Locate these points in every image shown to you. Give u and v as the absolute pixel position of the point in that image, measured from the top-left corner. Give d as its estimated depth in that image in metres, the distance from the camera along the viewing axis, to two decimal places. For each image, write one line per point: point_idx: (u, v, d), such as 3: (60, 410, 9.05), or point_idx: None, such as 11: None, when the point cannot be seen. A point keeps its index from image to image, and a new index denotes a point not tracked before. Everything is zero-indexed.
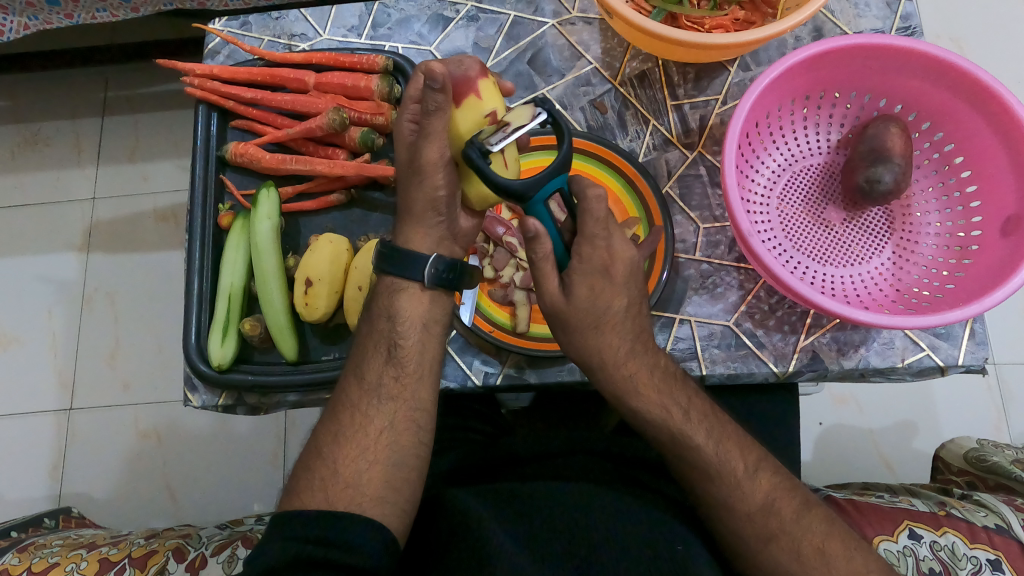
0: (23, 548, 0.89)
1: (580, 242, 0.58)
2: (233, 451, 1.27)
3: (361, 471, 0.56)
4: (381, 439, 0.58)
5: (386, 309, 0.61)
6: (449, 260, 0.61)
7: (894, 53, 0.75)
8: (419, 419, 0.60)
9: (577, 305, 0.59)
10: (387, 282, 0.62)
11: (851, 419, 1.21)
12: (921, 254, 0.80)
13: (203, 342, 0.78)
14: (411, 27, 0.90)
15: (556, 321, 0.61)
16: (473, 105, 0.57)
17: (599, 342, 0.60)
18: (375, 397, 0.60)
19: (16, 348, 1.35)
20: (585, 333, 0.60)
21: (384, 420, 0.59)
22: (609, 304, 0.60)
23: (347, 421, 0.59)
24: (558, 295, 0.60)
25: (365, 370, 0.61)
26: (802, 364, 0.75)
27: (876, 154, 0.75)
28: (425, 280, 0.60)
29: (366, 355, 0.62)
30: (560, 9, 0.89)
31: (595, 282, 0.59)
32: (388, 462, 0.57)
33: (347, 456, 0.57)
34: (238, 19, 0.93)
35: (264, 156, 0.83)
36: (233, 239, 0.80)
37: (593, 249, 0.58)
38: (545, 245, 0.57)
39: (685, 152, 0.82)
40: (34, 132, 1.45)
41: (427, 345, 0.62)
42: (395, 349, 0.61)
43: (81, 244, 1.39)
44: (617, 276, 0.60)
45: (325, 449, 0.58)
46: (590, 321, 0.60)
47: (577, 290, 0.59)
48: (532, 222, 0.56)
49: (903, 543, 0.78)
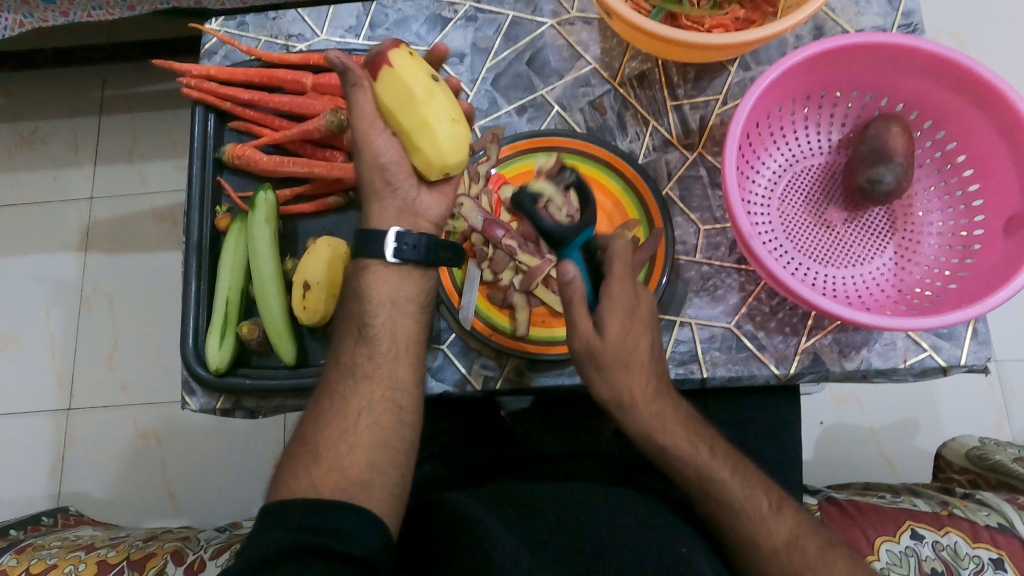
0: (22, 549, 0.88)
1: (609, 282, 0.61)
2: (232, 452, 1.27)
3: (343, 453, 0.56)
4: (360, 421, 0.58)
5: (356, 288, 0.61)
6: (414, 235, 0.61)
7: (895, 51, 0.74)
8: (397, 398, 0.59)
9: (609, 343, 0.58)
10: (355, 262, 0.62)
11: (852, 418, 1.20)
12: (922, 254, 0.79)
13: (200, 345, 0.78)
14: (409, 28, 0.90)
15: (586, 360, 0.60)
16: (388, 76, 0.58)
17: (626, 379, 0.59)
18: (351, 377, 0.60)
19: (14, 348, 1.34)
20: (616, 372, 0.59)
21: (362, 400, 0.58)
22: (638, 343, 0.60)
23: (326, 403, 0.59)
24: (592, 334, 0.59)
25: (341, 352, 0.61)
26: (804, 366, 0.74)
27: (878, 154, 0.75)
28: (387, 256, 0.60)
29: (341, 337, 0.62)
30: (559, 9, 0.88)
31: (625, 320, 0.59)
32: (371, 444, 0.57)
33: (329, 438, 0.57)
34: (234, 19, 0.93)
35: (262, 159, 0.82)
36: (232, 241, 0.79)
37: (621, 290, 0.60)
38: (579, 288, 0.59)
39: (686, 152, 0.82)
40: (32, 131, 1.45)
41: (399, 322, 0.61)
42: (366, 328, 0.61)
43: (79, 243, 1.39)
44: (642, 315, 0.61)
45: (307, 433, 0.58)
46: (622, 359, 0.59)
47: (610, 327, 0.59)
48: (570, 267, 0.59)
49: (904, 544, 0.78)
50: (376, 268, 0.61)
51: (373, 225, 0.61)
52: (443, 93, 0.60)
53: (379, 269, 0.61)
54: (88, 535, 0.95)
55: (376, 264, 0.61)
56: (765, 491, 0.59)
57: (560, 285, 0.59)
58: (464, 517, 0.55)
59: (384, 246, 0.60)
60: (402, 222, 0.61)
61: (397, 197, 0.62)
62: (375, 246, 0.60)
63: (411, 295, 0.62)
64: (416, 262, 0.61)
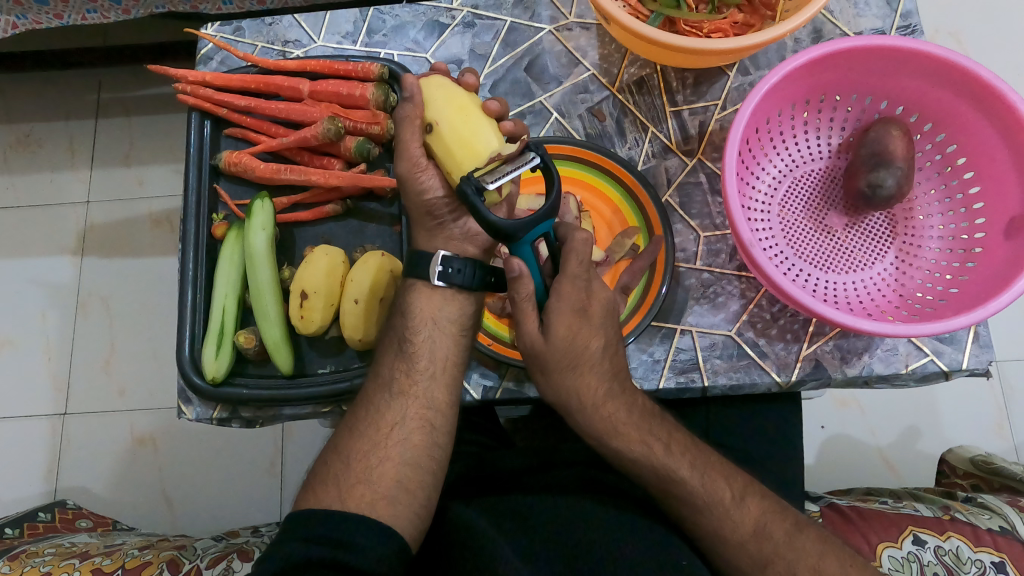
0: (14, 556, 0.86)
1: (561, 280, 0.58)
2: (230, 459, 1.26)
3: (373, 467, 0.56)
4: (393, 435, 0.57)
5: (402, 306, 0.62)
6: (460, 260, 0.60)
7: (894, 54, 0.74)
8: (431, 418, 0.59)
9: (554, 345, 0.58)
10: (405, 282, 0.63)
11: (852, 423, 1.20)
12: (924, 258, 0.79)
13: (197, 353, 0.77)
14: (407, 34, 0.89)
15: (532, 361, 0.60)
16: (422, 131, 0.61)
17: (576, 383, 0.59)
18: (387, 391, 0.60)
19: (8, 350, 1.34)
20: (566, 374, 0.59)
21: (396, 415, 0.58)
22: (588, 343, 0.59)
23: (361, 416, 0.59)
24: (536, 335, 0.58)
25: (380, 368, 0.62)
26: (805, 373, 0.74)
27: (878, 157, 0.74)
28: (433, 279, 0.60)
29: (384, 352, 0.63)
30: (557, 15, 0.88)
31: (573, 322, 0.58)
32: (400, 459, 0.57)
33: (360, 450, 0.57)
34: (231, 24, 0.92)
35: (258, 166, 0.82)
36: (228, 249, 0.78)
37: (571, 288, 0.58)
38: (527, 285, 0.57)
39: (685, 159, 0.81)
40: (27, 132, 1.44)
41: (439, 342, 0.61)
42: (407, 345, 0.61)
43: (75, 247, 1.38)
44: (594, 315, 0.59)
45: (341, 443, 0.58)
46: (566, 361, 0.58)
47: (556, 331, 0.58)
48: (517, 263, 0.56)
49: (907, 549, 0.77)
50: (420, 286, 0.61)
51: (423, 246, 0.62)
52: (436, 144, 0.58)
53: (424, 289, 0.61)
54: (82, 541, 0.94)
55: (422, 284, 0.61)
56: (728, 482, 0.59)
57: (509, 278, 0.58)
58: (465, 527, 0.55)
59: (430, 268, 0.60)
60: (449, 248, 0.62)
61: (445, 229, 0.62)
62: (424, 267, 0.61)
63: (453, 317, 0.61)
64: (461, 286, 0.61)
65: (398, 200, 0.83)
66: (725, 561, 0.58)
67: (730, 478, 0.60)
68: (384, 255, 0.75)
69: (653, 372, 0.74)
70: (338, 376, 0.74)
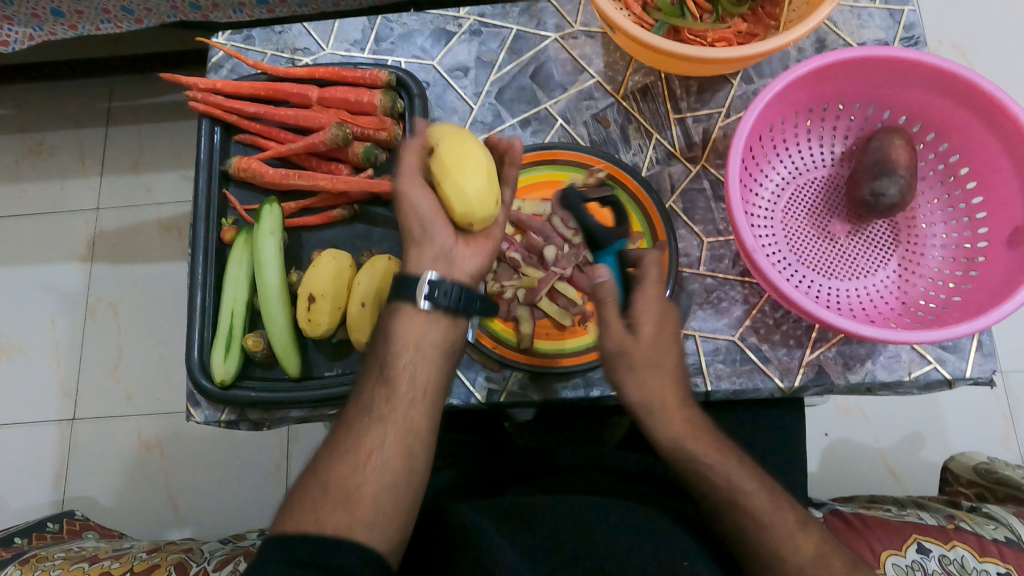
0: (25, 561, 0.87)
1: (643, 287, 0.62)
2: (238, 463, 1.27)
3: (349, 492, 0.53)
4: (371, 460, 0.55)
5: (384, 331, 0.60)
6: (448, 282, 0.59)
7: (898, 64, 0.74)
8: (412, 446, 0.56)
9: (642, 343, 0.59)
10: (387, 305, 0.61)
11: (856, 430, 1.20)
12: (927, 266, 0.79)
13: (206, 356, 0.77)
14: (414, 42, 0.90)
15: (616, 360, 0.60)
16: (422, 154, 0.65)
17: (656, 384, 0.59)
18: (366, 416, 0.57)
19: (18, 356, 1.35)
20: (649, 373, 0.59)
21: (375, 440, 0.56)
22: (669, 347, 0.61)
23: (340, 440, 0.57)
24: (622, 333, 0.60)
25: (361, 393, 0.60)
26: (808, 379, 0.74)
27: (881, 166, 0.75)
28: (419, 300, 0.59)
29: (364, 378, 0.61)
30: (563, 23, 0.89)
31: (658, 323, 0.60)
32: (379, 481, 0.54)
33: (341, 473, 0.54)
34: (241, 33, 0.93)
35: (268, 171, 0.83)
36: (238, 253, 0.80)
37: (655, 294, 0.62)
38: (608, 289, 0.61)
39: (689, 166, 0.82)
40: (39, 141, 1.46)
41: (422, 368, 0.59)
42: (387, 370, 0.59)
43: (85, 253, 1.40)
44: (672, 322, 0.62)
45: (317, 469, 0.55)
46: (650, 360, 0.59)
47: (643, 327, 0.60)
48: (602, 270, 0.62)
49: (911, 558, 0.76)
50: (405, 308, 0.60)
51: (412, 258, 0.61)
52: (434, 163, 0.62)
53: (408, 311, 0.60)
54: (91, 546, 0.95)
55: (406, 306, 0.60)
56: None
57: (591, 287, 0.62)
58: (468, 524, 0.56)
59: (417, 290, 0.59)
60: (437, 269, 0.60)
61: (433, 245, 0.61)
62: (407, 288, 0.60)
63: (436, 341, 0.60)
64: (446, 309, 0.60)
65: None
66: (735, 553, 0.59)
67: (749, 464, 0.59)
68: (392, 260, 0.76)
69: None
70: (345, 378, 0.75)
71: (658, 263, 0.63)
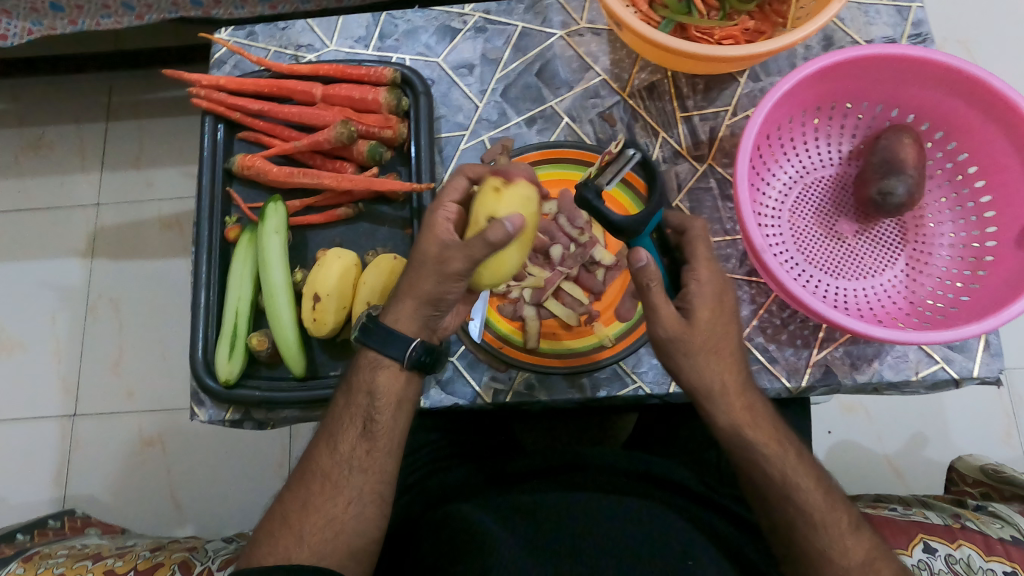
0: (27, 558, 0.86)
1: (694, 266, 0.60)
2: (240, 462, 1.27)
3: (325, 541, 0.56)
4: (348, 510, 0.57)
5: (366, 385, 0.60)
6: (428, 343, 0.60)
7: (907, 62, 0.74)
8: (384, 493, 0.59)
9: (699, 327, 0.57)
10: (369, 358, 0.61)
11: (860, 429, 1.19)
12: (934, 265, 0.79)
13: (211, 355, 0.77)
14: (418, 39, 0.90)
15: (672, 347, 0.58)
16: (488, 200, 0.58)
17: (715, 369, 0.58)
18: (344, 467, 0.59)
19: (19, 352, 1.35)
20: (706, 359, 0.58)
21: (352, 491, 0.58)
22: (727, 330, 0.59)
23: (315, 488, 0.58)
24: (676, 320, 0.57)
25: (338, 440, 0.60)
26: (815, 379, 0.74)
27: (889, 165, 0.74)
28: (405, 358, 0.59)
29: (339, 422, 0.61)
30: (568, 20, 0.88)
31: (714, 307, 0.58)
32: (354, 532, 0.57)
33: (314, 525, 0.57)
34: (244, 29, 0.93)
35: (272, 169, 0.82)
36: (241, 252, 0.79)
37: (708, 271, 0.60)
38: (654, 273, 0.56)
39: (695, 164, 0.82)
40: (38, 136, 1.46)
41: (399, 424, 0.61)
42: (370, 424, 0.60)
43: (85, 249, 1.39)
44: (730, 303, 0.60)
45: (292, 514, 0.58)
46: (710, 344, 0.58)
47: (699, 312, 0.58)
48: (642, 252, 0.57)
49: (917, 557, 0.76)
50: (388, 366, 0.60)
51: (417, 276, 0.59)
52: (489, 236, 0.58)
53: (390, 366, 0.60)
54: (93, 544, 0.95)
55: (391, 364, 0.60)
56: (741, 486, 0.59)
57: (632, 270, 0.58)
58: (473, 524, 0.56)
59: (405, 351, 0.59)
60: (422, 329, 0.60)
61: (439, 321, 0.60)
62: (396, 348, 0.59)
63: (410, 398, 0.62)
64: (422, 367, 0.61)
65: (409, 203, 0.83)
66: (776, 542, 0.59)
67: (760, 461, 0.59)
68: (396, 258, 0.75)
69: (663, 377, 0.73)
70: None
71: (704, 237, 0.62)
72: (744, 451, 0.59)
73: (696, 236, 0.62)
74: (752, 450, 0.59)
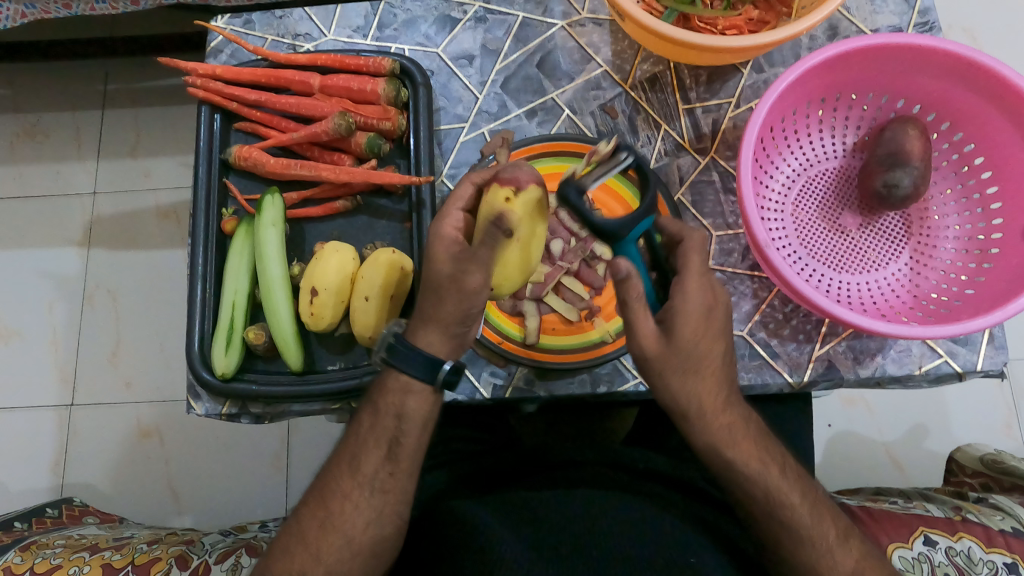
0: (24, 547, 0.86)
1: (683, 279, 0.56)
2: (238, 453, 1.27)
3: (343, 564, 0.56)
4: (366, 531, 0.57)
5: (395, 408, 0.58)
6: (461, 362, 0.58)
7: (915, 51, 0.72)
8: (402, 513, 0.58)
9: (679, 346, 0.55)
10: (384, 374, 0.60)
11: (860, 421, 1.19)
12: (938, 259, 0.78)
13: (207, 348, 0.76)
14: (418, 28, 0.88)
15: (651, 364, 0.57)
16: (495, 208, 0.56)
17: (696, 387, 0.57)
18: (365, 490, 0.58)
19: (16, 341, 1.34)
20: (685, 379, 0.56)
21: (369, 514, 0.57)
22: (712, 348, 0.57)
23: (334, 511, 0.58)
24: (653, 337, 0.56)
25: (360, 463, 0.58)
26: (817, 374, 0.73)
27: (894, 157, 0.73)
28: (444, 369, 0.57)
29: (364, 444, 0.59)
30: (570, 10, 0.87)
31: (700, 324, 0.56)
32: (370, 549, 0.57)
33: (331, 545, 0.57)
34: (241, 16, 0.91)
35: (269, 161, 0.81)
36: (238, 244, 0.79)
37: (697, 286, 0.56)
38: (636, 287, 0.55)
39: (697, 157, 0.81)
40: (33, 122, 1.44)
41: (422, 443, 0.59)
42: (394, 447, 0.58)
43: (81, 239, 1.38)
44: (720, 318, 0.57)
45: (309, 533, 0.58)
46: (690, 363, 0.56)
47: (680, 330, 0.55)
48: (623, 263, 0.55)
49: (917, 550, 0.76)
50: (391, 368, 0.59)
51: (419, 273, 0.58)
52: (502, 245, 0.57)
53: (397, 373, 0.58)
54: (91, 534, 0.94)
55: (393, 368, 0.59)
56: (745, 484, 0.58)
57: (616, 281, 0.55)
58: (473, 521, 0.55)
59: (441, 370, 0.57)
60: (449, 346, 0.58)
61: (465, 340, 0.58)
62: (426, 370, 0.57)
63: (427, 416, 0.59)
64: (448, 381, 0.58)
65: (407, 196, 0.82)
66: (766, 546, 0.59)
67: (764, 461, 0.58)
68: (394, 252, 0.74)
69: None
70: (349, 372, 0.74)
71: (700, 248, 0.58)
72: (747, 447, 0.58)
73: (690, 246, 0.58)
74: (757, 448, 0.58)
